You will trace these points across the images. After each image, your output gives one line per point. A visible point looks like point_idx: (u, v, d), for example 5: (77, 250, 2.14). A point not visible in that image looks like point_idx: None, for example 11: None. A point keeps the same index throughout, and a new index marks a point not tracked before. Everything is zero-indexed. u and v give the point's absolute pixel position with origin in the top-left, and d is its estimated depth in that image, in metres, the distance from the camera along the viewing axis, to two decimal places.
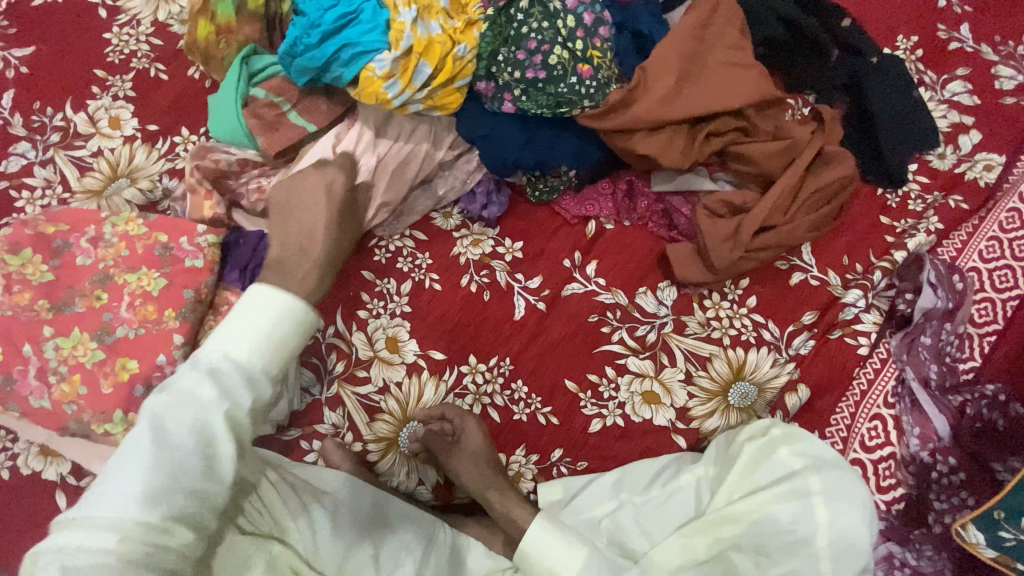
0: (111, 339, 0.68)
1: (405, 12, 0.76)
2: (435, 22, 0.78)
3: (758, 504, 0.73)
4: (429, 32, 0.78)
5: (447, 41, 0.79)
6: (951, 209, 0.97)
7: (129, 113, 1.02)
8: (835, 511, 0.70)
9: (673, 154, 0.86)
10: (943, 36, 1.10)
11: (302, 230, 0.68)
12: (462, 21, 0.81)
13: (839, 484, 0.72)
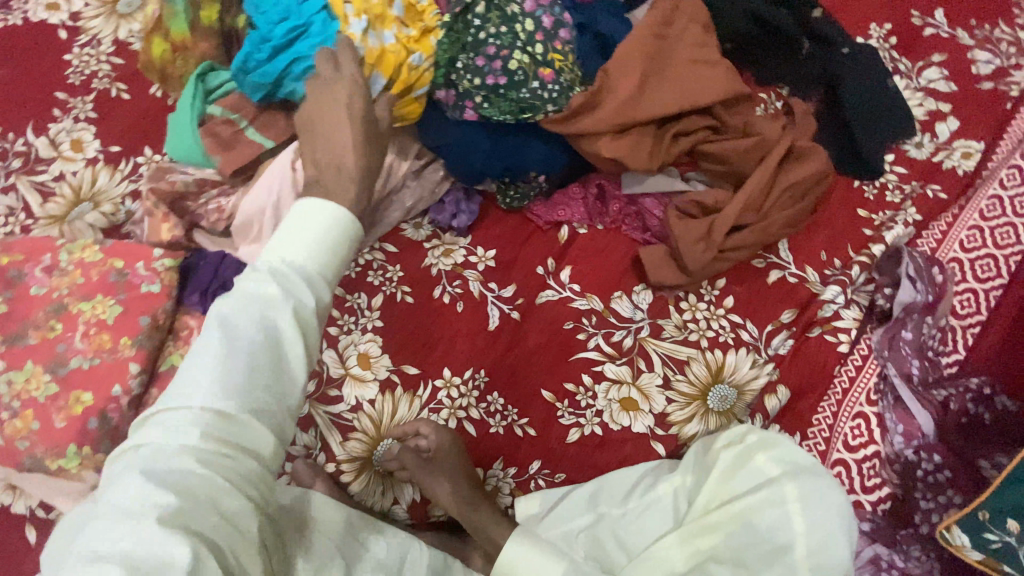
0: (65, 371, 0.66)
1: (356, 22, 0.76)
2: (389, 31, 0.78)
3: (735, 514, 0.75)
4: (381, 42, 0.77)
5: (401, 50, 0.77)
6: (930, 199, 0.95)
7: (91, 135, 1.00)
8: (812, 519, 0.72)
9: (641, 155, 0.84)
10: (917, 22, 1.08)
11: (331, 144, 0.65)
12: (416, 30, 0.80)
13: (817, 491, 0.73)
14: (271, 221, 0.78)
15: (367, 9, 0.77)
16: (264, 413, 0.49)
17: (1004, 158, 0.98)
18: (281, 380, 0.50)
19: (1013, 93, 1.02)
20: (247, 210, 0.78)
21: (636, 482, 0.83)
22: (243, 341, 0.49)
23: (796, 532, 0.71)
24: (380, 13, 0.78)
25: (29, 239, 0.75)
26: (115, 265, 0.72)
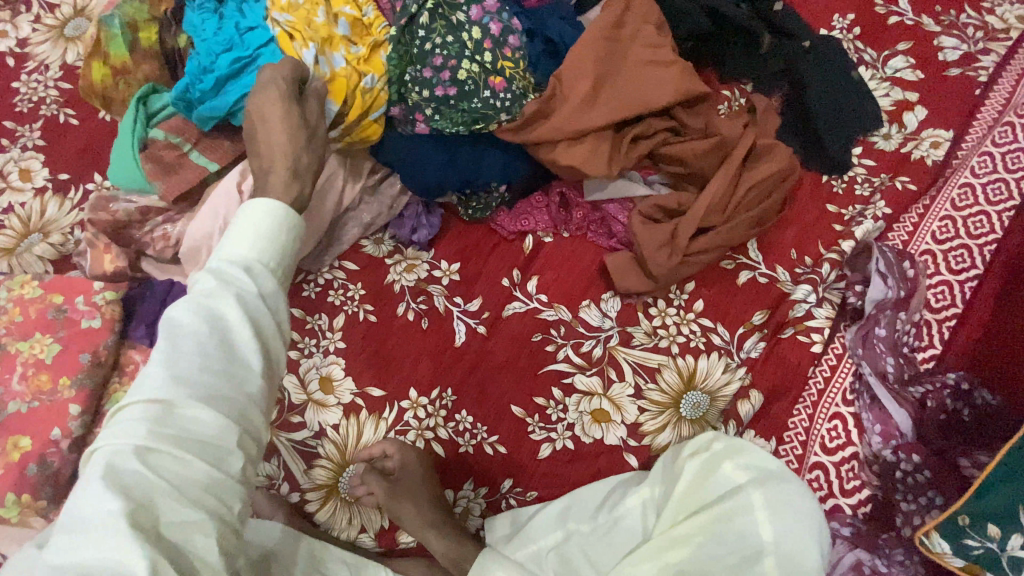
0: (2, 416, 0.64)
1: (304, 51, 0.74)
2: (339, 55, 0.76)
3: (703, 526, 0.71)
4: (331, 66, 0.75)
5: (352, 75, 0.76)
6: (899, 191, 0.94)
7: (39, 164, 0.97)
8: (781, 526, 0.69)
9: (599, 162, 0.82)
10: (881, 10, 1.06)
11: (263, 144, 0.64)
12: (367, 51, 0.78)
13: (786, 496, 0.70)
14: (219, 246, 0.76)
15: (313, 34, 0.75)
16: (222, 399, 0.46)
17: (975, 145, 0.96)
18: (236, 373, 0.48)
19: (981, 78, 1.00)
20: (193, 238, 0.76)
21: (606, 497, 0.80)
22: (191, 336, 0.47)
23: (765, 541, 0.68)
24: (328, 38, 0.76)
25: None
26: (55, 300, 0.70)
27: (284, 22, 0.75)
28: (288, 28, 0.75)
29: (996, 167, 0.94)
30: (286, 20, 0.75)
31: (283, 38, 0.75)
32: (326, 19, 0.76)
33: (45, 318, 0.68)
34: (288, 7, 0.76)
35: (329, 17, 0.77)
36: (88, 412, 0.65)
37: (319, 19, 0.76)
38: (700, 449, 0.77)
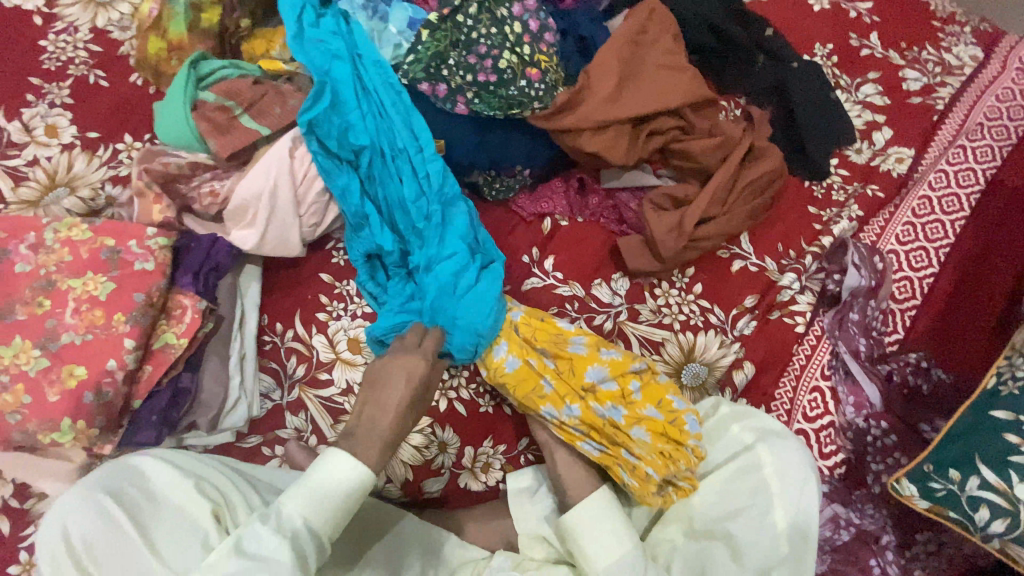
0: (56, 346, 0.66)
1: (573, 340, 0.84)
2: (582, 407, 0.81)
3: (716, 487, 0.78)
4: (577, 409, 0.81)
5: (605, 431, 0.81)
6: (869, 198, 1.07)
7: (67, 121, 0.98)
8: (786, 480, 0.73)
9: (619, 151, 0.91)
10: (855, 43, 1.21)
11: (379, 405, 0.73)
12: (631, 422, 0.81)
13: (787, 452, 0.75)
14: (266, 206, 0.81)
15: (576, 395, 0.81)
16: None
17: (932, 163, 1.11)
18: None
19: (938, 107, 1.15)
20: (242, 196, 0.81)
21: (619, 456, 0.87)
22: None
23: (772, 494, 0.73)
24: (587, 393, 0.82)
25: (11, 218, 0.74)
26: (106, 243, 0.72)
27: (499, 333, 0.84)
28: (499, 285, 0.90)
29: (951, 183, 1.08)
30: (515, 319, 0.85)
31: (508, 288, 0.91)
32: (550, 385, 0.82)
33: (100, 257, 0.71)
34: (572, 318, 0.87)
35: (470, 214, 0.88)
36: (140, 347, 0.68)
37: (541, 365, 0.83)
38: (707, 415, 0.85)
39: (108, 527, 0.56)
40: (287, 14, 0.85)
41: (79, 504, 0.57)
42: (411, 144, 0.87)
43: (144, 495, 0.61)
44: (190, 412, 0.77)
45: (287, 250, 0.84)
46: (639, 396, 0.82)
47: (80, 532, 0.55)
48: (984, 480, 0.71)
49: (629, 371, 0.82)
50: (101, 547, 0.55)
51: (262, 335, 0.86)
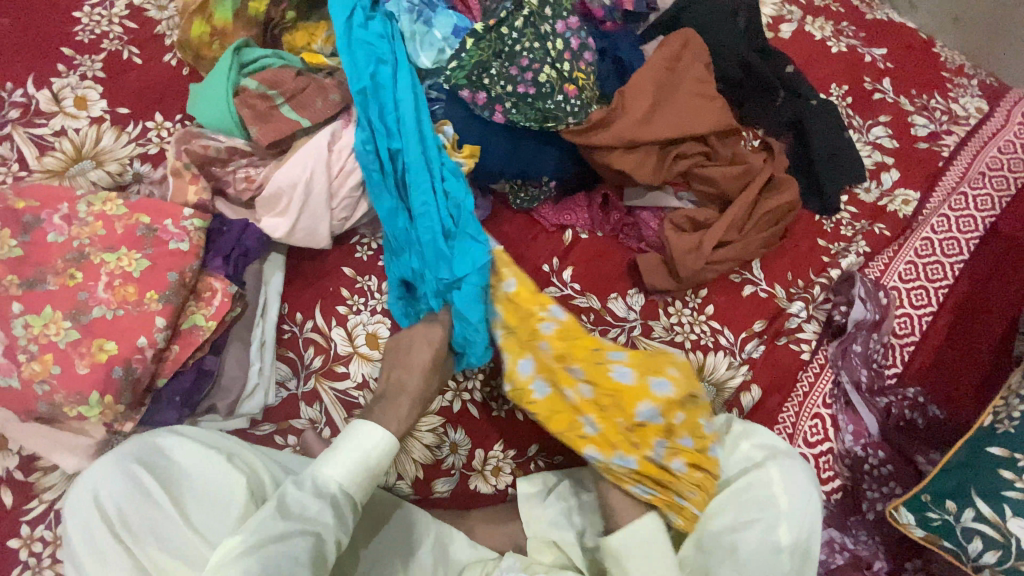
0: (86, 320, 0.67)
1: (613, 370, 0.78)
2: (603, 447, 0.78)
3: (724, 501, 0.78)
4: (619, 444, 0.78)
5: (648, 467, 0.77)
6: (876, 235, 1.11)
7: (97, 94, 0.98)
8: (793, 498, 0.75)
9: (646, 171, 0.94)
10: (869, 86, 1.26)
11: (406, 366, 0.79)
12: (672, 455, 0.77)
13: (794, 471, 0.78)
14: (301, 196, 0.82)
15: (614, 429, 0.78)
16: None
17: (936, 207, 1.15)
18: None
19: (944, 153, 1.21)
20: (278, 183, 0.82)
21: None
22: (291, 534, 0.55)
23: (781, 511, 0.75)
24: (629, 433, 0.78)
25: (45, 186, 0.74)
26: (141, 220, 0.72)
27: (533, 363, 0.81)
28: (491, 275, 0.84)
29: (952, 227, 1.13)
30: (546, 343, 0.80)
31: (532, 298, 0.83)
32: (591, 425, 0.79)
33: (136, 233, 0.71)
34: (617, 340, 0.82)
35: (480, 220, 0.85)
36: (170, 326, 0.68)
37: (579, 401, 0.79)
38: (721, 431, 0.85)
39: (139, 498, 0.59)
40: (338, 12, 0.87)
41: (110, 473, 0.59)
42: (433, 157, 0.86)
43: (172, 468, 0.63)
44: (211, 395, 0.78)
45: (316, 242, 0.85)
46: (682, 427, 0.78)
47: (113, 500, 0.58)
48: (979, 512, 0.75)
49: (677, 406, 0.77)
50: (134, 515, 0.58)
51: (281, 324, 0.86)
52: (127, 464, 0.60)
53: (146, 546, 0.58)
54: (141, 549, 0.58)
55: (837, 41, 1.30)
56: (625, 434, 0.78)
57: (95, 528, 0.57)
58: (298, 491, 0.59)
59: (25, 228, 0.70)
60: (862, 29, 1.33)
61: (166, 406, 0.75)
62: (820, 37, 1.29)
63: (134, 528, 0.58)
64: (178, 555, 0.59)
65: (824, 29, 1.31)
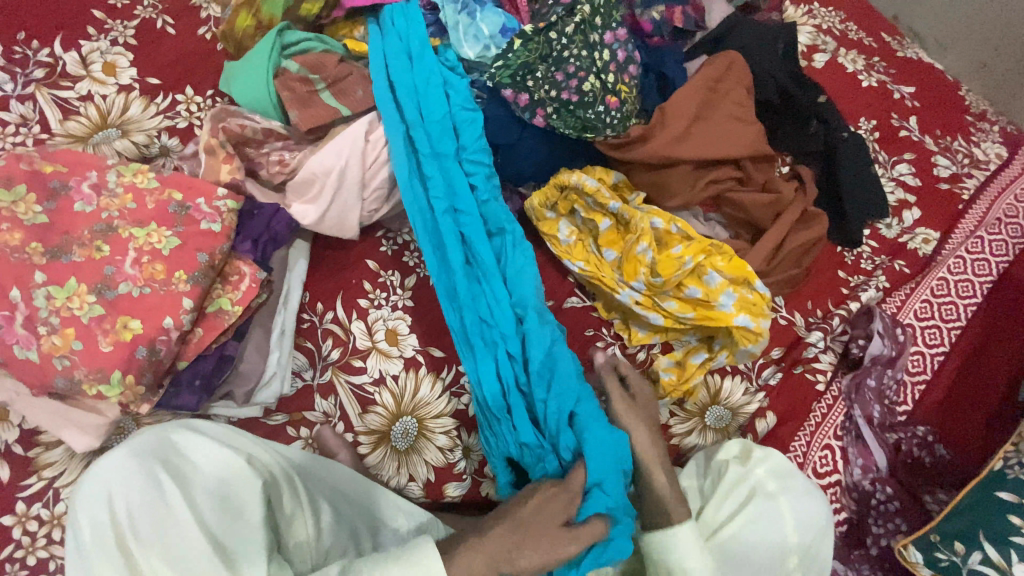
0: (112, 295, 0.67)
1: (705, 275, 0.91)
2: (701, 286, 0.91)
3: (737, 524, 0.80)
4: (714, 282, 0.91)
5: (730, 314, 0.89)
6: (896, 271, 1.11)
7: (127, 62, 0.95)
8: (802, 525, 0.79)
9: (678, 191, 0.95)
10: (896, 123, 1.27)
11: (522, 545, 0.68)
12: (722, 293, 0.90)
13: (804, 500, 0.80)
14: (335, 183, 0.81)
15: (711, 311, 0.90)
16: None
17: (955, 248, 1.15)
18: None
19: (964, 196, 1.21)
20: (312, 169, 0.81)
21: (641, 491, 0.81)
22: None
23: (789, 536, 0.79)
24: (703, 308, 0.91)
25: (76, 154, 0.73)
26: (174, 196, 0.73)
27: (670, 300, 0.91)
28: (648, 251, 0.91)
29: (967, 270, 1.13)
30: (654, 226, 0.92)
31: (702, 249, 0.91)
32: (720, 278, 0.91)
33: (167, 210, 0.71)
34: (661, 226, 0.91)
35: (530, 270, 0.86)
36: (197, 309, 0.69)
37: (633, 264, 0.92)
38: (739, 456, 0.84)
39: (153, 501, 0.59)
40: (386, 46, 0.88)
41: (128, 471, 0.60)
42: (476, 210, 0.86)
43: (186, 467, 0.64)
44: (229, 381, 0.76)
45: (344, 232, 0.83)
46: (707, 268, 0.91)
47: (126, 502, 0.58)
48: (987, 555, 0.77)
49: (728, 282, 0.91)
50: (145, 519, 0.58)
51: (301, 313, 0.84)
52: (147, 460, 0.61)
53: (151, 556, 0.57)
54: (146, 559, 0.57)
55: (868, 75, 1.30)
56: (722, 300, 0.90)
57: (103, 533, 0.56)
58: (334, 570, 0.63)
59: (62, 199, 0.70)
60: (892, 65, 1.33)
61: (185, 390, 0.73)
62: (852, 70, 1.30)
63: (143, 532, 0.58)
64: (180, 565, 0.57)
65: (856, 62, 1.31)
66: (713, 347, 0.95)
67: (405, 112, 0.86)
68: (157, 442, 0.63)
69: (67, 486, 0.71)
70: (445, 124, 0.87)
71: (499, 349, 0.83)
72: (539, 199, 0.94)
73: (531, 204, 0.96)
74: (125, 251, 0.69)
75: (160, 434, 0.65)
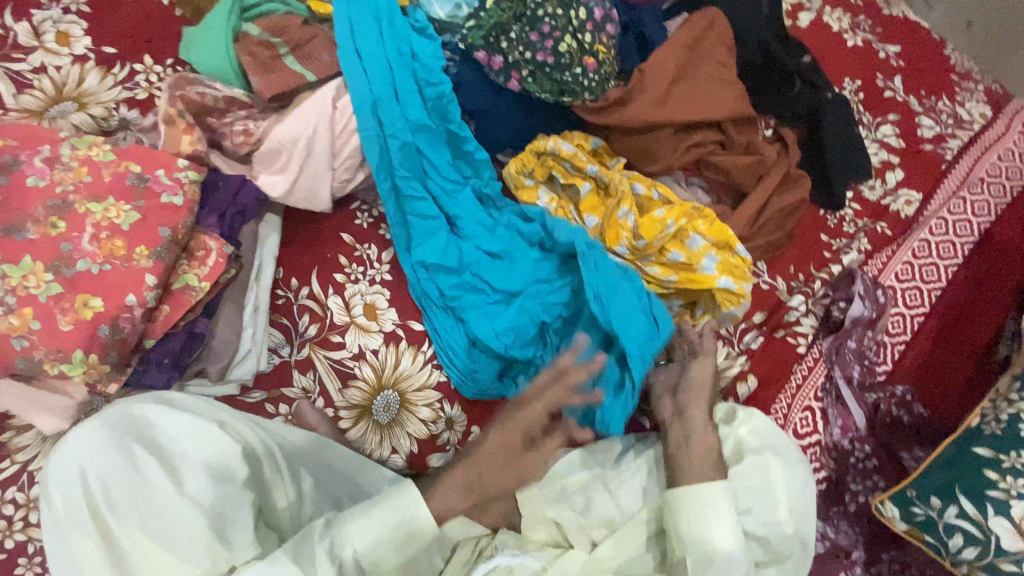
0: (70, 273, 0.65)
1: (689, 237, 0.90)
2: (684, 250, 0.90)
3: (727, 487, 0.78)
4: (698, 245, 0.89)
5: (712, 277, 0.88)
6: (878, 234, 1.10)
7: (81, 31, 0.90)
8: (792, 491, 0.78)
9: (658, 156, 0.93)
10: (881, 83, 1.24)
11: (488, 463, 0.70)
12: (705, 255, 0.89)
13: (789, 461, 0.80)
14: (302, 153, 0.78)
15: (690, 274, 0.89)
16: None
17: (936, 209, 1.14)
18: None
19: (947, 157, 1.20)
20: (278, 139, 0.78)
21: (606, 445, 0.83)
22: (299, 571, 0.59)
23: (782, 500, 0.77)
24: (685, 271, 0.90)
25: (26, 126, 0.70)
26: (131, 168, 0.70)
27: (651, 261, 0.91)
28: (628, 217, 0.90)
29: (948, 231, 1.12)
30: (636, 187, 0.92)
31: (687, 213, 0.90)
32: (702, 241, 0.89)
33: (125, 183, 0.69)
34: (641, 191, 0.92)
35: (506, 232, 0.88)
36: (162, 286, 0.68)
37: (610, 228, 0.91)
38: (723, 418, 0.85)
39: (130, 477, 0.56)
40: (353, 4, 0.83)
41: (98, 444, 0.57)
42: (445, 181, 0.87)
43: (159, 440, 0.60)
44: (202, 359, 0.75)
45: (315, 204, 0.80)
46: (690, 231, 0.90)
47: (100, 476, 0.55)
48: (962, 509, 0.79)
49: (712, 243, 0.90)
50: (121, 495, 0.56)
51: (275, 289, 0.83)
52: (118, 434, 0.58)
53: (130, 529, 0.55)
54: (125, 535, 0.55)
55: (853, 35, 1.28)
56: (704, 262, 0.89)
57: (76, 508, 0.54)
58: (317, 541, 0.62)
59: (12, 173, 0.67)
60: (878, 24, 1.30)
61: (154, 369, 0.71)
62: (837, 29, 1.27)
63: (118, 507, 0.55)
64: (161, 537, 0.55)
65: (842, 21, 1.28)
66: (695, 314, 0.94)
67: (371, 80, 0.82)
68: (127, 416, 0.59)
69: (40, 469, 0.70)
70: (418, 99, 0.84)
71: (467, 316, 0.85)
72: (515, 166, 0.92)
73: (509, 171, 0.92)
74: (81, 226, 0.67)
75: (129, 405, 0.61)
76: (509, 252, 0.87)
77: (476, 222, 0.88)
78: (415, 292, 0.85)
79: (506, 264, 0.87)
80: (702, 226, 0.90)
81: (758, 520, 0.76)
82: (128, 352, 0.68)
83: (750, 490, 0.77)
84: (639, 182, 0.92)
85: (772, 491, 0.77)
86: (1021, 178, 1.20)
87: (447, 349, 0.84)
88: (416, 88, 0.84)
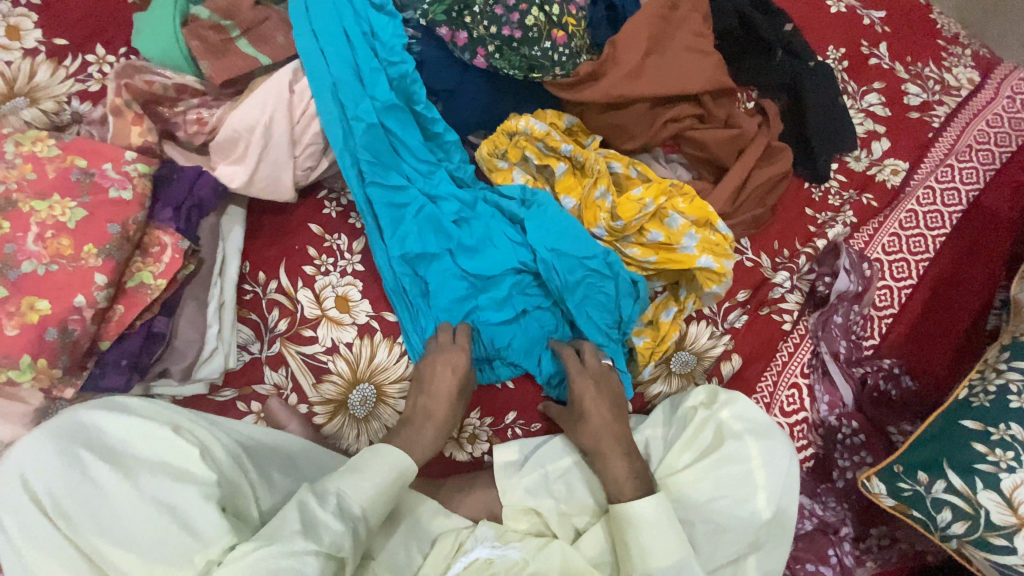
0: (14, 275, 0.64)
1: (668, 216, 0.87)
2: (663, 229, 0.87)
3: (703, 472, 0.78)
4: (676, 225, 0.87)
5: (691, 257, 0.86)
6: (864, 206, 1.07)
7: (31, 24, 0.85)
8: (772, 475, 0.77)
9: (633, 132, 0.91)
10: (866, 50, 1.21)
11: (436, 400, 0.74)
12: (685, 234, 0.87)
13: (771, 446, 0.78)
14: (260, 140, 0.75)
15: (670, 255, 0.87)
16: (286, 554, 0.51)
17: (924, 178, 1.12)
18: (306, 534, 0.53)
19: (934, 124, 1.17)
20: (234, 127, 0.75)
21: (571, 418, 0.79)
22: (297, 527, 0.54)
23: (759, 486, 0.76)
24: (664, 252, 0.88)
25: None
26: (77, 163, 0.69)
27: (630, 243, 0.88)
28: (605, 197, 0.87)
29: (936, 200, 1.10)
30: (612, 164, 0.89)
31: (665, 191, 0.88)
32: (682, 220, 0.87)
33: (70, 177, 0.68)
34: (619, 171, 0.89)
35: (479, 215, 0.86)
36: (112, 286, 0.66)
37: (586, 210, 0.88)
38: (704, 401, 0.84)
39: (79, 482, 0.54)
40: None
41: (44, 453, 0.55)
42: (417, 164, 0.85)
43: (109, 445, 0.58)
44: (164, 358, 0.72)
45: (278, 193, 0.77)
46: (668, 210, 0.87)
47: (47, 485, 0.53)
48: (951, 484, 0.78)
49: (692, 221, 0.87)
50: (73, 500, 0.53)
51: (242, 285, 0.80)
52: (63, 441, 0.56)
53: (87, 533, 0.52)
54: (82, 538, 0.52)
55: (837, 1, 1.24)
56: (683, 241, 0.86)
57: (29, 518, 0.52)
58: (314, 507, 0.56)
59: None
60: None
61: (111, 370, 0.69)
62: None
63: (71, 512, 0.53)
64: (123, 538, 0.53)
65: None
66: (679, 296, 0.92)
67: (331, 61, 0.79)
68: (71, 426, 0.58)
69: None
70: (383, 80, 0.81)
71: (443, 304, 0.83)
72: (487, 148, 0.88)
73: (481, 153, 0.89)
74: (28, 227, 0.65)
75: (74, 417, 0.60)
76: (483, 237, 0.85)
77: (449, 207, 0.85)
78: (386, 282, 0.82)
79: (481, 248, 0.85)
80: (680, 205, 0.87)
81: (734, 508, 0.75)
82: (81, 354, 0.67)
83: (725, 476, 0.77)
84: (615, 161, 0.90)
85: (749, 477, 0.77)
86: (1010, 143, 1.17)
87: (423, 338, 0.81)
88: (381, 68, 0.81)
